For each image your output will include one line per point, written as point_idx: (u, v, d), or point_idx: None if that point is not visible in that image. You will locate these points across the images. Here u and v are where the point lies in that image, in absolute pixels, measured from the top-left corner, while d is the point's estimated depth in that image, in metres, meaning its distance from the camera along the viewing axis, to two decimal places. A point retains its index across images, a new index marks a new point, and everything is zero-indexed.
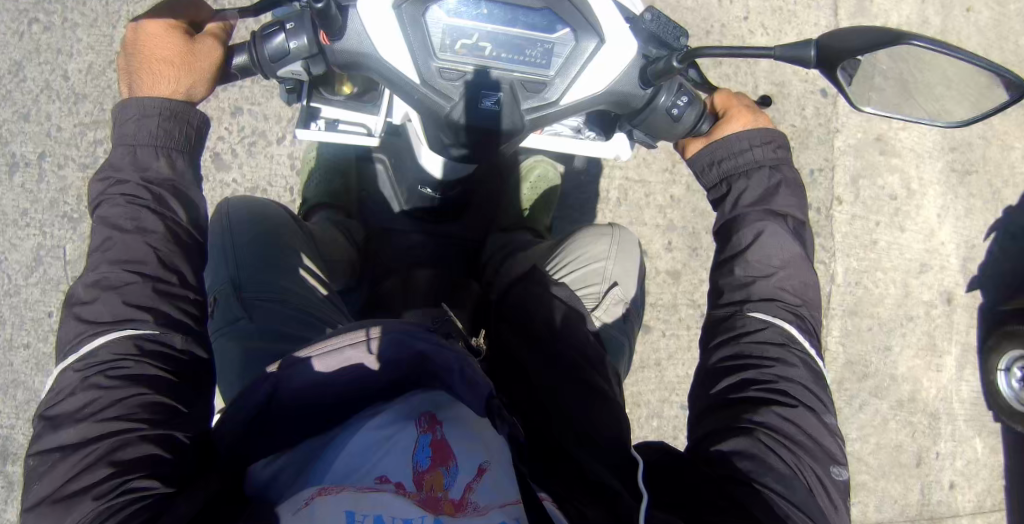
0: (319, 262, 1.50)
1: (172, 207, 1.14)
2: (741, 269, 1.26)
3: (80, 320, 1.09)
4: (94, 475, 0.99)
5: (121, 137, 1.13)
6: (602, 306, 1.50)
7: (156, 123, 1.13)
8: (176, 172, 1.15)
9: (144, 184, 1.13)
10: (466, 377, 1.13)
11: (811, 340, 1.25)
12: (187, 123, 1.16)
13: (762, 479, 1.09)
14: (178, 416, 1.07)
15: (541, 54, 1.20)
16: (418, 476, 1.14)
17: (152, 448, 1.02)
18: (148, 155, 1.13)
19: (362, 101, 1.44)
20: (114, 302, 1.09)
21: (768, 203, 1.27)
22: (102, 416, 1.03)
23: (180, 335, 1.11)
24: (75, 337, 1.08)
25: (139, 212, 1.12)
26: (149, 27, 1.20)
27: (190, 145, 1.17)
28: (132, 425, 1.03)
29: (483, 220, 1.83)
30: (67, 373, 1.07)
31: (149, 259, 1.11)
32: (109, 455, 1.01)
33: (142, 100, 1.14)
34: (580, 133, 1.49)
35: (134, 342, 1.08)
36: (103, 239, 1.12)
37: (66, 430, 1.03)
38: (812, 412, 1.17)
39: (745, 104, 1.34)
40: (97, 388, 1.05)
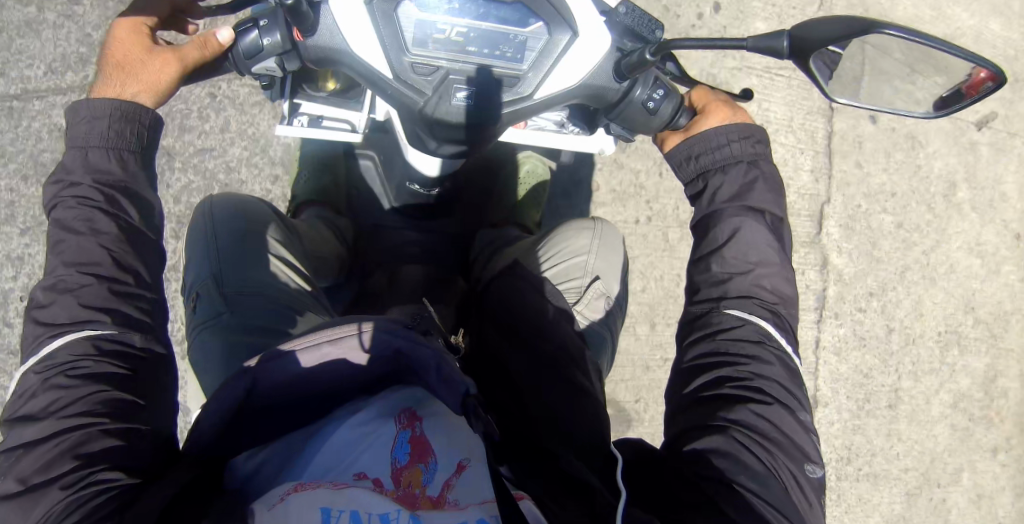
0: (304, 260, 1.51)
1: (126, 208, 1.16)
2: (718, 266, 1.25)
3: (39, 324, 1.10)
4: (58, 468, 0.99)
5: (74, 141, 1.16)
6: (584, 299, 1.50)
7: (107, 124, 1.16)
8: (128, 173, 1.18)
9: (96, 187, 1.15)
10: (443, 374, 1.12)
11: (789, 337, 1.23)
12: (138, 122, 1.19)
13: (736, 477, 1.08)
14: (140, 410, 1.07)
15: (514, 48, 1.20)
16: (397, 472, 1.14)
17: (114, 442, 1.02)
18: (100, 157, 1.16)
19: (346, 97, 1.46)
20: (70, 305, 1.10)
21: (745, 199, 1.26)
22: (64, 412, 1.03)
23: (139, 334, 1.12)
24: (34, 341, 1.10)
25: (90, 213, 1.14)
26: (121, 34, 1.28)
27: (143, 146, 1.20)
28: (94, 419, 1.03)
29: (472, 215, 1.86)
30: (28, 375, 1.08)
31: (103, 260, 1.12)
32: (74, 449, 1.00)
33: (92, 101, 1.16)
34: (563, 128, 1.50)
35: (92, 343, 1.08)
36: (58, 242, 1.14)
37: (28, 428, 1.03)
38: (787, 410, 1.15)
39: (722, 98, 1.34)
40: (57, 388, 1.05)
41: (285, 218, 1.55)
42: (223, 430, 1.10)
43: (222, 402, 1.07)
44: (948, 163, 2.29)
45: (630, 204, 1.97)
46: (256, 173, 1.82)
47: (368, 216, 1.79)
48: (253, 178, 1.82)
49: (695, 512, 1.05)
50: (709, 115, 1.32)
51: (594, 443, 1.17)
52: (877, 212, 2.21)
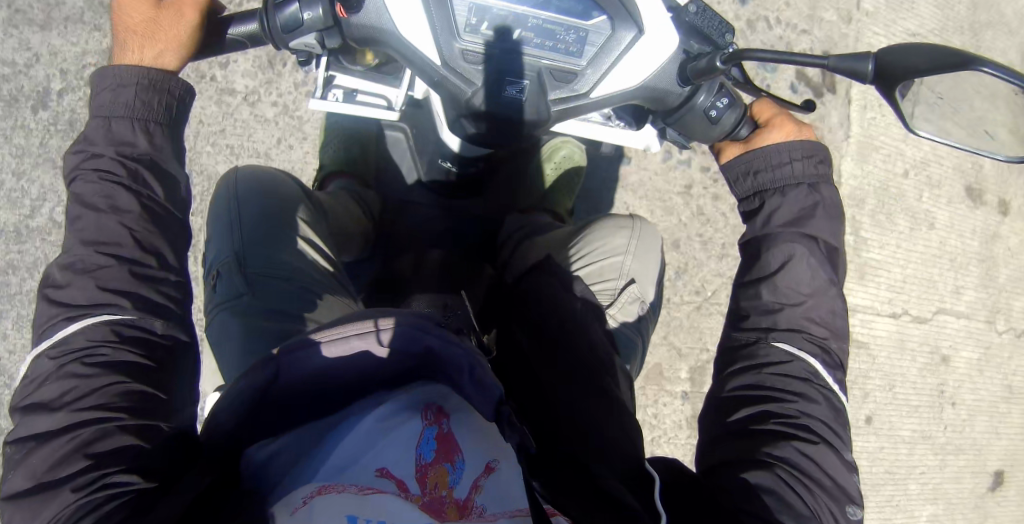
0: (326, 239, 1.44)
1: (150, 184, 1.10)
2: (770, 294, 1.19)
3: (54, 307, 1.05)
4: (72, 466, 0.96)
5: (98, 109, 1.10)
6: (618, 303, 1.44)
7: (134, 93, 1.10)
8: (155, 146, 1.11)
9: (118, 159, 1.09)
10: (476, 376, 1.07)
11: (837, 375, 1.17)
12: (167, 93, 1.12)
13: (781, 518, 1.03)
14: (156, 404, 1.03)
15: (573, 40, 1.11)
16: (422, 473, 1.10)
17: (129, 440, 0.98)
18: (124, 129, 1.09)
19: (382, 73, 1.37)
20: (88, 289, 1.04)
21: (804, 224, 1.18)
22: (77, 405, 0.99)
23: (160, 321, 1.07)
24: (48, 321, 1.05)
25: (112, 189, 1.08)
26: None
27: (171, 118, 1.13)
28: (109, 413, 0.99)
29: (506, 197, 1.75)
30: (41, 360, 1.03)
31: (124, 240, 1.07)
32: (87, 446, 0.97)
33: (118, 69, 1.10)
34: (609, 120, 1.40)
35: (112, 329, 1.03)
36: (76, 218, 1.07)
37: (39, 420, 0.99)
38: (832, 451, 1.10)
39: (785, 113, 1.27)
40: (72, 375, 1.01)
41: (311, 192, 1.48)
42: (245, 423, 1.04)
43: (245, 390, 1.02)
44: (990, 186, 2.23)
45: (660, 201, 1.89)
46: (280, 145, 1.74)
47: (395, 193, 1.71)
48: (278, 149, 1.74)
49: None
50: (772, 130, 1.24)
51: (627, 456, 1.11)
52: (917, 232, 2.14)
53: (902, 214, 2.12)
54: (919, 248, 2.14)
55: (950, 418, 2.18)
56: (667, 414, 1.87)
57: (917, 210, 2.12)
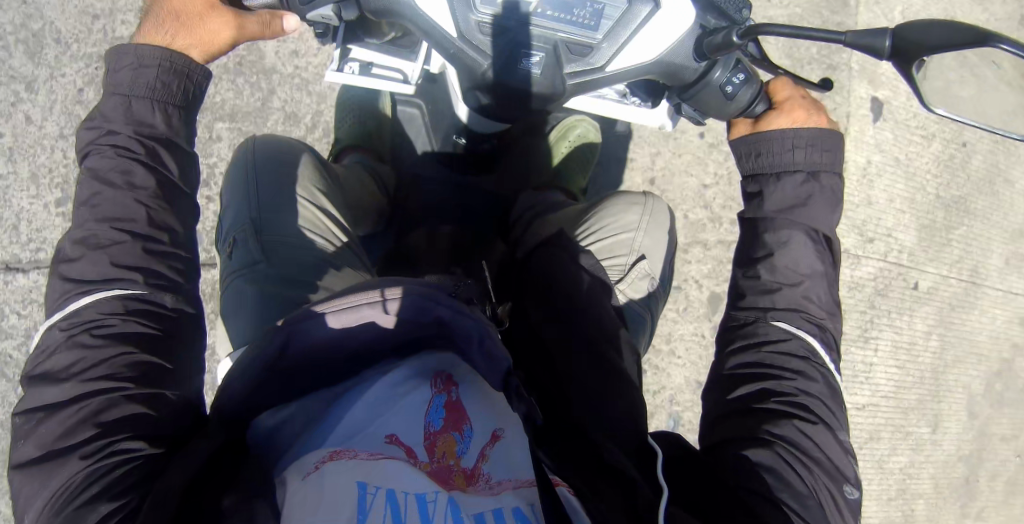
0: (344, 211, 1.45)
1: (164, 161, 1.12)
2: (768, 274, 1.19)
3: (65, 280, 1.06)
4: (80, 435, 0.97)
5: (116, 88, 1.11)
6: (628, 279, 1.45)
7: (155, 74, 1.11)
8: (171, 127, 1.13)
9: (136, 137, 1.10)
10: (486, 348, 1.10)
11: (832, 354, 1.19)
12: (186, 77, 1.14)
13: (781, 496, 1.04)
14: (163, 374, 1.04)
15: (589, 14, 1.11)
16: (430, 440, 1.12)
17: (137, 409, 1.00)
18: (143, 109, 1.11)
19: (399, 46, 1.37)
20: (101, 263, 1.06)
21: (801, 209, 1.19)
22: (86, 375, 1.00)
23: (171, 295, 1.09)
24: (61, 296, 1.05)
25: (129, 165, 1.09)
26: None
27: (188, 101, 1.15)
28: (117, 384, 1.00)
29: (519, 174, 1.75)
30: (51, 331, 1.04)
31: (138, 216, 1.08)
32: (95, 416, 0.98)
33: (140, 49, 1.11)
34: (625, 98, 1.41)
35: (122, 302, 1.05)
36: (91, 193, 1.08)
37: (48, 391, 1.00)
38: (829, 430, 1.11)
39: (800, 95, 1.26)
40: (81, 346, 1.02)
41: (324, 162, 1.49)
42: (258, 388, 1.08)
43: (257, 363, 1.05)
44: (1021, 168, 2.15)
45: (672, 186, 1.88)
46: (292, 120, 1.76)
47: (410, 166, 1.72)
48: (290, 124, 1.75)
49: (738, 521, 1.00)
50: (781, 112, 1.24)
51: (632, 430, 1.13)
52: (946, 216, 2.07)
53: (928, 198, 2.06)
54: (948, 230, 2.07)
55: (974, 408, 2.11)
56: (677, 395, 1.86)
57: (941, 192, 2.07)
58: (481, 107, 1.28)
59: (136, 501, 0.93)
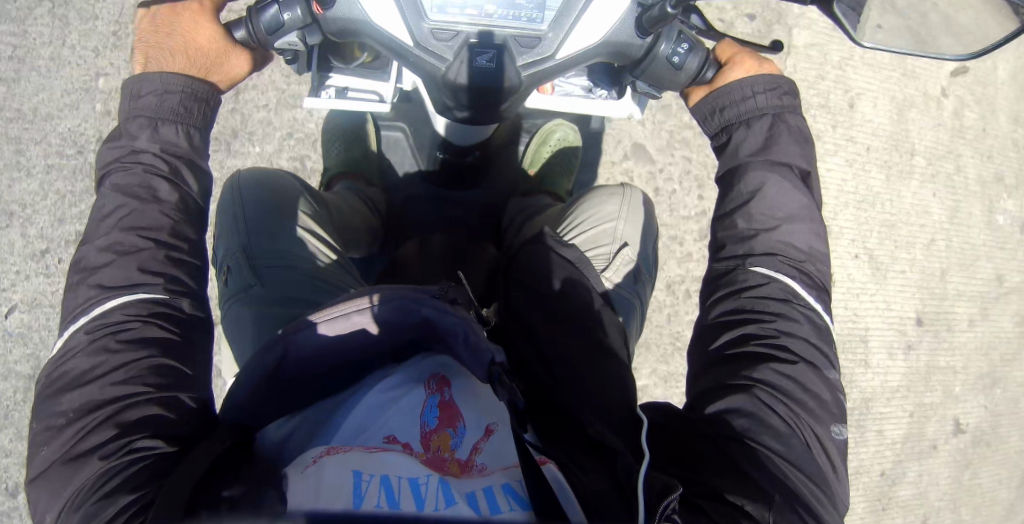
0: (330, 230, 1.52)
1: (186, 179, 1.22)
2: (744, 222, 1.22)
3: (91, 286, 1.15)
4: (100, 435, 1.05)
5: (143, 110, 1.21)
6: (613, 266, 1.49)
7: (179, 99, 1.22)
8: (193, 147, 1.23)
9: (162, 155, 1.21)
10: (471, 342, 1.14)
11: (817, 294, 1.20)
12: (205, 103, 1.24)
13: (760, 438, 1.08)
14: (181, 378, 1.13)
15: (533, 6, 1.18)
16: (426, 436, 1.18)
17: (155, 410, 1.08)
18: (169, 131, 1.21)
19: (373, 68, 1.47)
20: (128, 267, 1.16)
21: (770, 154, 1.22)
22: (108, 379, 1.09)
23: (187, 300, 1.19)
24: (86, 301, 1.15)
25: (154, 182, 1.19)
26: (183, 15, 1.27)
27: (207, 124, 1.26)
28: (139, 386, 1.09)
29: (505, 183, 1.82)
30: (77, 334, 1.13)
31: (163, 226, 1.19)
32: (115, 417, 1.07)
33: (165, 76, 1.21)
34: (592, 92, 1.48)
35: (144, 305, 1.15)
36: (117, 206, 1.18)
37: (71, 394, 1.09)
38: (814, 369, 1.14)
39: (746, 51, 1.33)
40: (104, 349, 1.11)
41: (314, 190, 1.56)
42: (258, 400, 1.14)
43: (256, 371, 1.12)
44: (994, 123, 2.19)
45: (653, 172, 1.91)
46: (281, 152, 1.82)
47: (398, 185, 1.79)
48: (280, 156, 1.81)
49: (708, 464, 1.05)
50: (735, 65, 1.30)
51: (622, 404, 1.17)
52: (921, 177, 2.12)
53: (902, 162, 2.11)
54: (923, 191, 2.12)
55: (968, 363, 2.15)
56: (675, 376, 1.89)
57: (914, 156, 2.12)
58: (458, 120, 1.37)
59: (152, 493, 1.00)
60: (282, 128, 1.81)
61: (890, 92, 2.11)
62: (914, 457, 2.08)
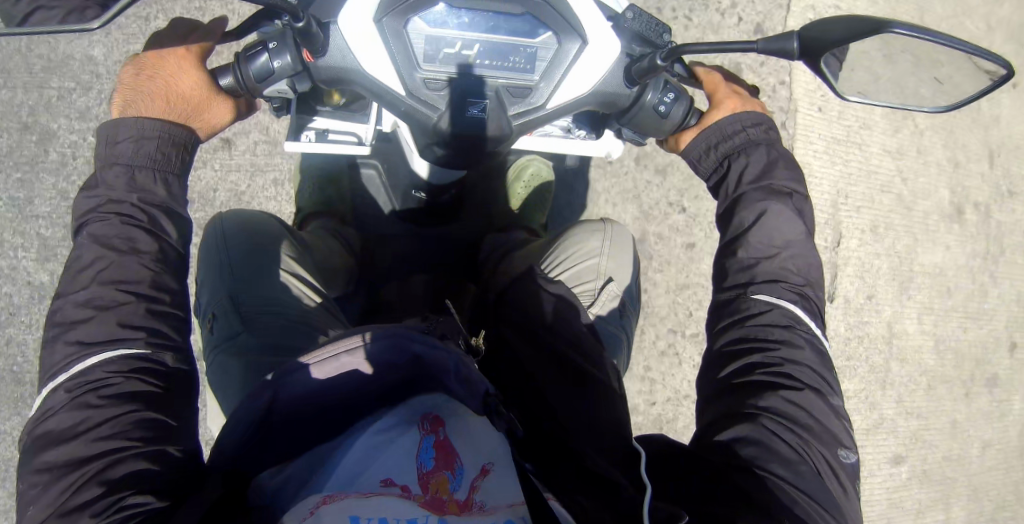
0: (316, 275, 1.53)
1: (165, 227, 1.18)
2: (744, 252, 1.31)
3: (69, 342, 1.11)
4: (89, 494, 1.02)
5: (119, 157, 1.16)
6: (599, 302, 1.53)
7: (156, 146, 1.17)
8: (172, 196, 1.19)
9: (140, 206, 1.16)
10: (461, 376, 1.13)
11: (816, 319, 1.30)
12: (182, 148, 1.20)
13: (771, 466, 1.14)
14: (168, 430, 1.10)
15: (524, 58, 1.19)
16: (423, 479, 1.13)
17: (143, 465, 1.05)
18: (146, 178, 1.16)
19: (351, 110, 1.46)
20: (108, 323, 1.12)
21: (770, 178, 1.32)
22: (93, 435, 1.06)
23: (171, 355, 1.15)
24: (66, 357, 1.11)
25: (131, 232, 1.15)
26: (167, 57, 1.23)
27: (185, 168, 1.21)
28: (126, 442, 1.06)
29: (481, 217, 1.84)
30: (57, 392, 1.09)
31: (142, 279, 1.14)
32: (101, 475, 1.03)
33: (141, 121, 1.17)
34: (570, 133, 1.49)
35: (127, 361, 1.11)
36: (94, 257, 1.14)
37: (55, 450, 1.05)
38: (818, 395, 1.22)
39: (731, 88, 1.39)
40: (87, 405, 1.08)
41: (294, 231, 1.57)
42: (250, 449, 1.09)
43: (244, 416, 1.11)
44: (958, 149, 2.27)
45: (634, 199, 1.98)
46: (260, 189, 1.81)
47: (373, 223, 1.80)
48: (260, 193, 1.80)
49: (722, 501, 1.10)
50: (719, 107, 1.36)
51: (618, 440, 1.19)
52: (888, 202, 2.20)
53: (870, 186, 2.18)
54: (890, 215, 2.20)
55: (934, 379, 2.24)
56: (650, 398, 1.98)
57: (881, 180, 2.19)
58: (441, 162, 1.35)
59: None
60: (263, 165, 1.81)
61: (859, 117, 2.18)
62: (878, 464, 2.19)
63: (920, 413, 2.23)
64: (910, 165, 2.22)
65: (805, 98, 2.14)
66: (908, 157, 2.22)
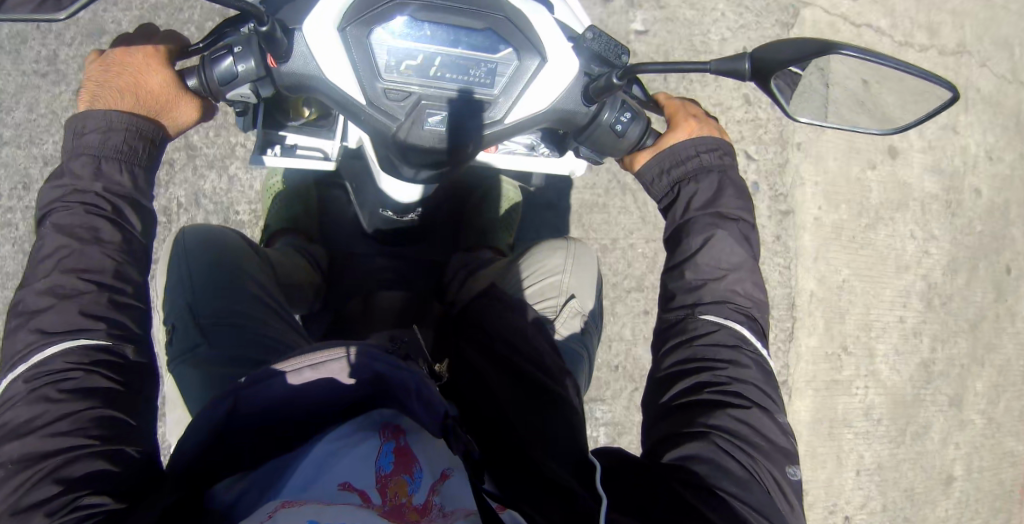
0: (275, 287, 1.52)
1: (128, 219, 1.18)
2: (692, 273, 1.32)
3: (29, 331, 1.10)
4: (41, 492, 1.00)
5: (85, 148, 1.16)
6: (560, 319, 1.53)
7: (123, 137, 1.17)
8: (137, 187, 1.19)
9: (105, 195, 1.16)
10: (424, 398, 1.09)
11: (761, 339, 1.31)
12: (148, 140, 1.20)
13: (719, 484, 1.14)
14: (126, 429, 1.08)
15: (485, 74, 1.21)
16: (383, 482, 1.12)
17: (99, 464, 1.03)
18: (113, 169, 1.17)
19: (317, 126, 1.46)
20: (69, 313, 1.11)
21: (716, 207, 1.34)
22: (50, 431, 1.04)
23: (132, 347, 1.14)
24: (25, 347, 1.10)
25: (95, 222, 1.15)
26: (137, 56, 1.23)
27: (151, 161, 1.21)
28: (84, 439, 1.04)
29: (447, 238, 1.88)
30: (16, 382, 1.08)
31: (104, 268, 1.14)
32: (56, 472, 1.01)
33: (110, 111, 1.17)
34: (534, 150, 1.52)
35: (87, 353, 1.10)
36: (58, 247, 1.13)
37: (10, 445, 1.03)
38: (765, 413, 1.22)
39: (690, 114, 1.42)
40: (45, 399, 1.06)
41: (258, 247, 1.57)
42: (206, 459, 1.07)
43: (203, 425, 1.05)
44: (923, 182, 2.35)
45: (607, 221, 2.02)
46: (236, 195, 1.82)
47: (340, 241, 1.83)
48: (235, 199, 1.82)
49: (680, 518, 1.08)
50: (676, 128, 1.39)
51: (571, 448, 1.19)
52: (854, 229, 2.27)
53: (837, 214, 2.25)
54: (856, 242, 2.26)
55: (891, 404, 2.32)
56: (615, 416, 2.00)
57: (849, 208, 2.26)
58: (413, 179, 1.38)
59: None
60: (238, 173, 1.82)
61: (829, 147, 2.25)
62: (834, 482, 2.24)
63: (878, 436, 2.30)
64: (877, 195, 2.29)
65: (775, 129, 2.21)
66: (875, 187, 2.29)
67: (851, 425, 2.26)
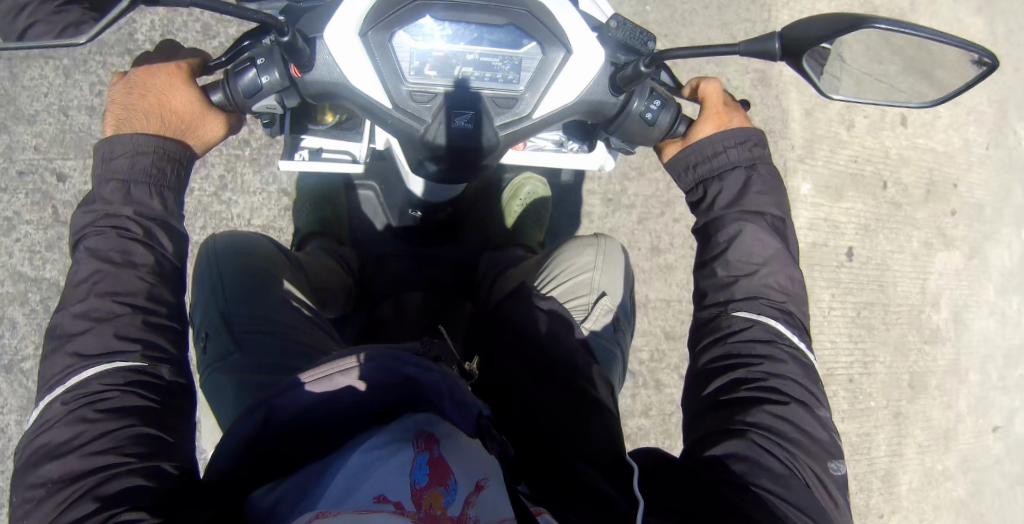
0: (306, 290, 1.52)
1: (159, 239, 1.18)
2: (723, 270, 1.30)
3: (66, 354, 1.12)
4: (81, 510, 1.01)
5: (113, 172, 1.17)
6: (592, 317, 1.51)
7: (151, 160, 1.18)
8: (167, 208, 1.20)
9: (136, 218, 1.17)
10: (456, 400, 1.09)
11: (800, 334, 1.28)
12: (175, 162, 1.21)
13: (759, 481, 1.11)
14: (164, 446, 1.09)
15: (510, 69, 1.19)
16: (417, 494, 1.09)
17: (136, 481, 1.04)
18: (142, 192, 1.17)
19: (344, 129, 1.46)
20: (105, 335, 1.12)
21: (744, 203, 1.30)
22: (88, 450, 1.06)
23: (167, 367, 1.15)
24: (61, 371, 1.11)
25: (128, 245, 1.16)
26: (159, 76, 1.24)
27: (179, 183, 1.22)
28: (121, 457, 1.05)
29: (480, 238, 1.86)
30: (53, 405, 1.10)
31: (137, 290, 1.15)
32: (95, 490, 1.02)
33: (136, 135, 1.18)
34: (563, 146, 1.50)
35: (123, 374, 1.11)
36: (92, 270, 1.15)
37: (50, 465, 1.05)
38: (804, 408, 1.20)
39: (721, 99, 1.38)
40: (83, 420, 1.08)
41: (288, 251, 1.57)
42: (242, 468, 1.08)
43: (237, 437, 1.07)
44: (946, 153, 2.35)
45: (631, 212, 2.01)
46: (261, 208, 1.83)
47: (369, 242, 1.82)
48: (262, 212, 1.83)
49: (719, 514, 1.06)
50: (706, 120, 1.36)
51: (608, 450, 1.19)
52: (881, 206, 2.26)
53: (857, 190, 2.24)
54: (882, 218, 2.26)
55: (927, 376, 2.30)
56: (652, 408, 1.99)
57: (873, 187, 2.27)
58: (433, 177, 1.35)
59: None
60: (261, 185, 1.83)
61: (849, 128, 2.24)
62: (878, 459, 2.23)
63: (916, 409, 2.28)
64: (901, 170, 2.29)
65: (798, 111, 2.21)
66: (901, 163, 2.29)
67: (889, 402, 2.25)
